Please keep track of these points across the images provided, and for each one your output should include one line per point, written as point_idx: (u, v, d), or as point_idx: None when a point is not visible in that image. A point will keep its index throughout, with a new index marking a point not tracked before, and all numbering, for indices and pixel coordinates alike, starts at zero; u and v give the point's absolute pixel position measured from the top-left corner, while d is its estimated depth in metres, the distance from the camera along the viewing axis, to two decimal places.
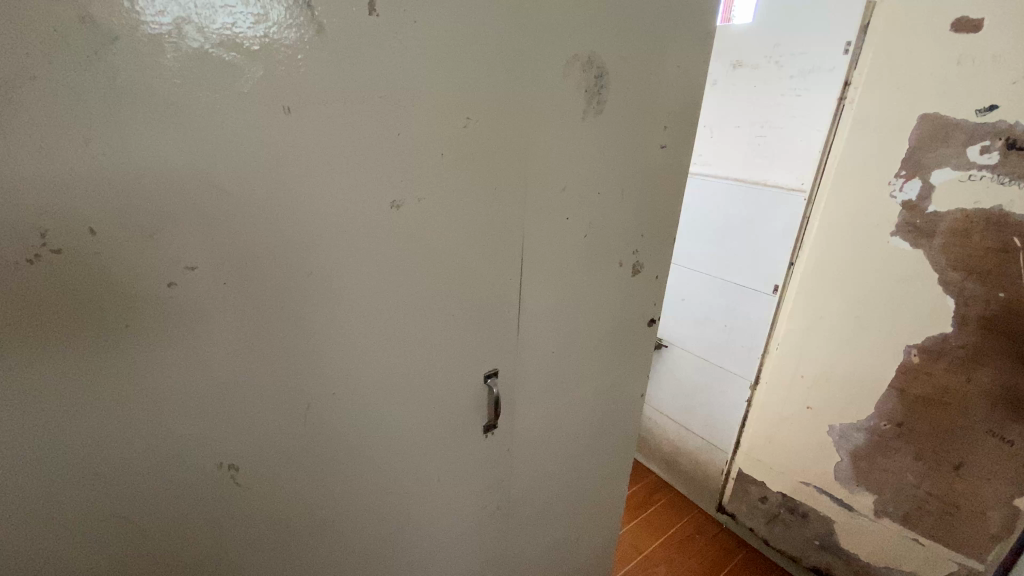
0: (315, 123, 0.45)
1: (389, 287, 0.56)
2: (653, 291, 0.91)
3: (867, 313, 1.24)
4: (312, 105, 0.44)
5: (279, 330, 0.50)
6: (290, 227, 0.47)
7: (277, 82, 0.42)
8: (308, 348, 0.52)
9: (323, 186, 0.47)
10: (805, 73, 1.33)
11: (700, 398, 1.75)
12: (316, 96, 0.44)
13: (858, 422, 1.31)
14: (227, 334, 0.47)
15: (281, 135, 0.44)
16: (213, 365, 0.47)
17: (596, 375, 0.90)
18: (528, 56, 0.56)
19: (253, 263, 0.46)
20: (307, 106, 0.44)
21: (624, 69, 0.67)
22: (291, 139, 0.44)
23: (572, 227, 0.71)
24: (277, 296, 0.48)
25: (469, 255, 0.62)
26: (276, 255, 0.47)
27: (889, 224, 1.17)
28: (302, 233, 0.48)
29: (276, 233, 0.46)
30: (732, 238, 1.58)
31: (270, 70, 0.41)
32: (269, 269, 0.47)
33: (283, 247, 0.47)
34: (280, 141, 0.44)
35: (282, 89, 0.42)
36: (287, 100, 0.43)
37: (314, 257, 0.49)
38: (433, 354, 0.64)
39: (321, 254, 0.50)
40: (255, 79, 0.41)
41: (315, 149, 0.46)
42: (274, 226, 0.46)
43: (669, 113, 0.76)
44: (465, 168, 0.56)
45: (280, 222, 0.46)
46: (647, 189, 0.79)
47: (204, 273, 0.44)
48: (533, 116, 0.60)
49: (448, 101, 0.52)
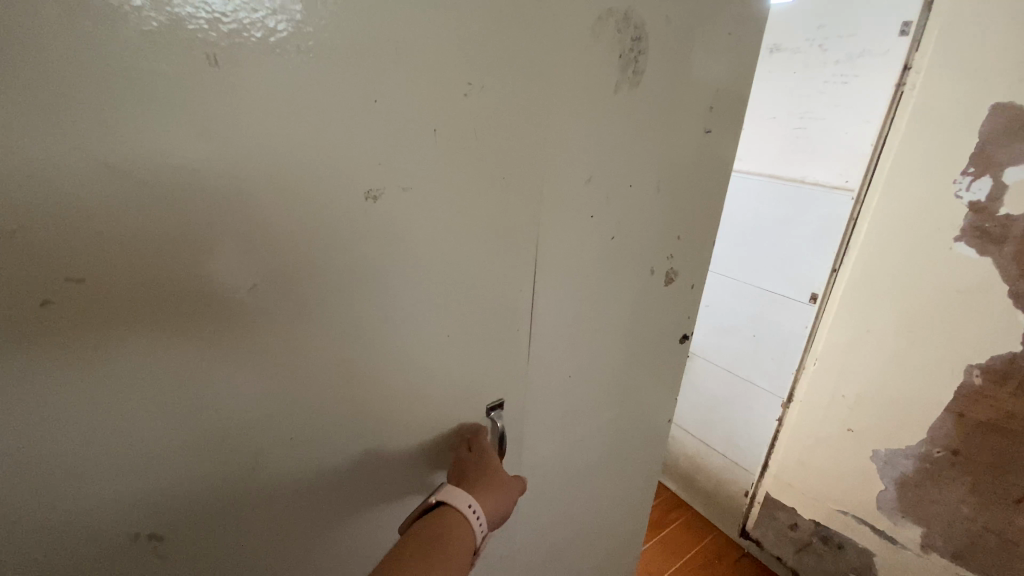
0: (259, 82, 0.33)
1: (367, 302, 0.44)
2: (688, 303, 0.78)
3: (922, 328, 1.10)
4: (255, 55, 0.32)
5: (214, 361, 0.38)
6: (224, 226, 0.35)
7: (200, 19, 0.30)
8: (256, 382, 0.41)
9: (272, 170, 0.35)
10: (853, 58, 1.18)
11: (721, 414, 1.62)
12: (259, 43, 0.32)
13: (906, 448, 1.18)
14: (137, 370, 0.35)
15: (209, 97, 0.32)
16: (119, 412, 0.35)
17: (620, 400, 0.77)
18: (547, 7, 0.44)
19: (170, 277, 0.34)
20: (247, 56, 0.32)
21: (666, 33, 0.54)
22: (225, 104, 0.32)
23: (596, 229, 0.59)
24: (208, 318, 0.37)
25: (471, 263, 0.50)
26: (204, 265, 0.35)
27: (952, 228, 1.03)
28: (242, 233, 0.36)
29: (203, 235, 0.34)
30: (764, 240, 1.44)
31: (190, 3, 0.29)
32: (195, 283, 0.35)
33: (213, 253, 0.35)
34: (207, 105, 0.32)
35: (209, 31, 0.30)
36: (217, 47, 0.31)
37: (262, 264, 0.38)
38: (424, 383, 0.52)
39: (270, 260, 0.38)
40: (165, 13, 0.29)
41: (260, 120, 0.34)
42: (200, 225, 0.34)
43: (716, 91, 0.63)
44: (466, 151, 0.44)
45: (209, 220, 0.34)
46: (686, 183, 0.67)
47: (97, 291, 0.32)
48: (553, 88, 0.47)
49: (440, 62, 0.40)
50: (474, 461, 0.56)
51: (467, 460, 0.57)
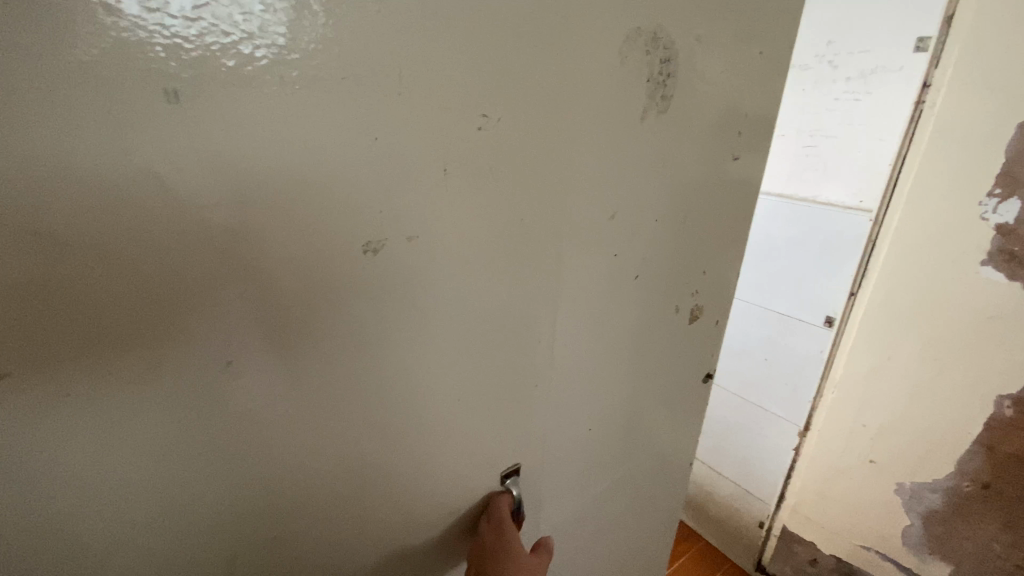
0: (234, 117, 0.27)
1: (365, 367, 0.38)
2: (713, 339, 0.72)
3: (948, 356, 1.05)
4: (231, 85, 0.26)
5: (166, 453, 0.31)
6: (175, 294, 0.28)
7: (160, 40, 0.24)
8: (221, 472, 0.34)
9: (236, 223, 0.29)
10: (865, 75, 1.15)
11: (732, 441, 1.56)
12: (235, 70, 0.26)
13: (932, 481, 1.12)
14: (63, 473, 0.28)
15: (163, 136, 0.26)
16: (47, 521, 0.29)
17: (642, 447, 0.71)
18: (572, 24, 0.38)
19: (110, 360, 0.28)
20: (221, 86, 0.26)
21: (697, 54, 0.48)
22: (183, 145, 0.26)
23: (618, 268, 0.53)
24: (160, 404, 0.30)
25: (484, 314, 0.43)
26: (149, 343, 0.29)
27: (979, 251, 0.99)
28: (195, 302, 0.29)
29: (146, 310, 0.28)
30: (775, 260, 1.39)
31: (150, 22, 0.24)
32: (139, 363, 0.29)
33: (160, 327, 0.29)
34: (155, 146, 0.26)
35: (171, 55, 0.25)
36: (182, 76, 0.25)
37: (220, 337, 0.31)
38: (433, 452, 0.46)
39: (231, 329, 0.31)
40: (112, 32, 0.23)
41: (227, 162, 0.28)
42: (137, 296, 0.27)
43: (745, 113, 0.58)
44: (481, 191, 0.38)
45: (150, 287, 0.28)
46: (712, 214, 0.61)
47: (21, 385, 0.26)
48: (577, 117, 0.42)
49: (451, 90, 0.34)
50: (492, 540, 0.49)
51: (485, 540, 0.50)
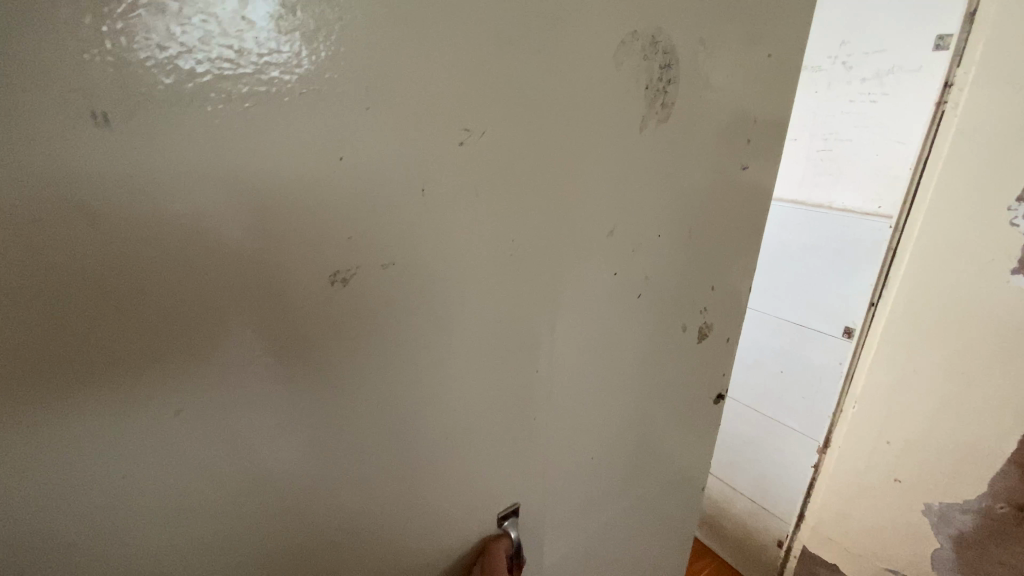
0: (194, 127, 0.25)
1: (346, 400, 0.35)
2: (723, 358, 0.68)
3: (977, 369, 0.99)
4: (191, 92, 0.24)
5: (126, 492, 0.29)
6: (129, 321, 0.26)
7: (103, 43, 0.22)
8: (190, 514, 0.31)
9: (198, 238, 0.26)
10: (881, 75, 1.12)
11: (747, 456, 1.51)
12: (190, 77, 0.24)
13: (962, 502, 1.06)
14: (6, 521, 0.26)
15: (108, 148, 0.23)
16: None
17: (649, 474, 0.67)
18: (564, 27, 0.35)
19: (39, 410, 0.25)
20: (181, 94, 0.24)
21: (700, 57, 0.45)
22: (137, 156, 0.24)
23: (619, 287, 0.50)
24: (96, 456, 0.27)
25: (472, 342, 0.41)
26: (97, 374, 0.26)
27: (1009, 259, 0.93)
28: (151, 328, 0.27)
29: (95, 337, 0.25)
30: (790, 268, 1.36)
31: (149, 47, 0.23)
32: (88, 397, 0.26)
33: (109, 357, 0.26)
34: (104, 158, 0.23)
35: (116, 60, 0.22)
36: (134, 82, 0.23)
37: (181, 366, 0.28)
38: (419, 490, 0.43)
39: (193, 357, 0.28)
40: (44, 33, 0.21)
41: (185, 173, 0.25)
42: (81, 324, 0.25)
43: (753, 119, 0.55)
44: (466, 213, 0.36)
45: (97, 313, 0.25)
46: (720, 226, 0.57)
47: None
48: (570, 131, 0.39)
49: (427, 105, 0.31)
50: None
51: None
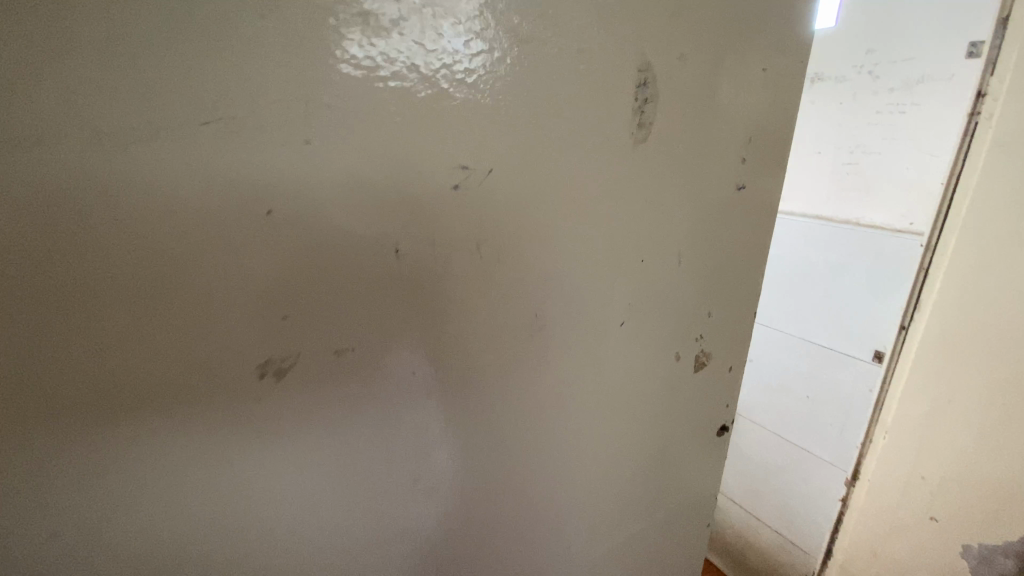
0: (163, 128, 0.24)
1: (308, 453, 0.33)
2: (725, 388, 0.64)
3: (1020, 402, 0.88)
4: (161, 91, 0.23)
5: (94, 508, 0.27)
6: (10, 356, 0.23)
7: (67, 38, 0.21)
8: (156, 537, 0.30)
9: (172, 244, 0.25)
10: (910, 85, 1.07)
11: (772, 484, 1.45)
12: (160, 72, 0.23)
13: (1005, 543, 0.96)
14: None
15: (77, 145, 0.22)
16: None
17: (645, 516, 0.62)
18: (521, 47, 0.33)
19: None
20: (118, 103, 0.23)
21: (683, 72, 0.42)
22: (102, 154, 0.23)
23: (603, 319, 0.46)
24: None
25: (443, 390, 0.37)
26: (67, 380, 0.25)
27: None
28: (124, 335, 0.26)
29: (67, 341, 0.24)
30: (815, 287, 1.29)
31: (350, 45, 0.27)
32: (57, 405, 0.25)
33: (78, 362, 0.25)
34: (33, 166, 0.22)
35: (83, 55, 0.22)
36: (100, 76, 0.22)
37: (152, 377, 0.27)
38: (367, 550, 0.38)
39: (166, 368, 0.27)
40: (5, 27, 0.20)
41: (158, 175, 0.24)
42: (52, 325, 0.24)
43: (749, 137, 0.51)
44: (409, 271, 0.33)
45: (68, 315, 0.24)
46: (716, 248, 0.54)
47: None
48: (531, 184, 0.36)
49: (363, 158, 0.29)
50: None
51: None
